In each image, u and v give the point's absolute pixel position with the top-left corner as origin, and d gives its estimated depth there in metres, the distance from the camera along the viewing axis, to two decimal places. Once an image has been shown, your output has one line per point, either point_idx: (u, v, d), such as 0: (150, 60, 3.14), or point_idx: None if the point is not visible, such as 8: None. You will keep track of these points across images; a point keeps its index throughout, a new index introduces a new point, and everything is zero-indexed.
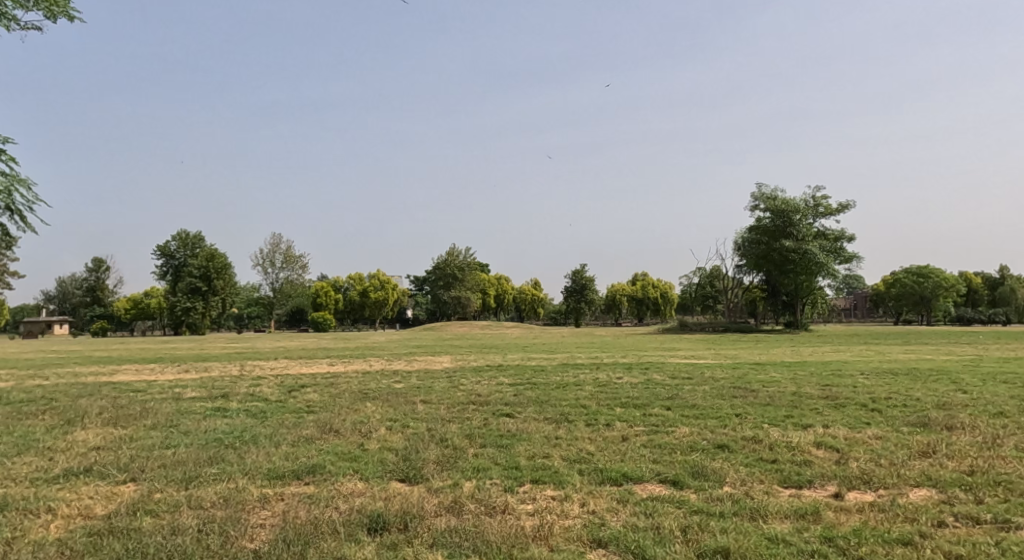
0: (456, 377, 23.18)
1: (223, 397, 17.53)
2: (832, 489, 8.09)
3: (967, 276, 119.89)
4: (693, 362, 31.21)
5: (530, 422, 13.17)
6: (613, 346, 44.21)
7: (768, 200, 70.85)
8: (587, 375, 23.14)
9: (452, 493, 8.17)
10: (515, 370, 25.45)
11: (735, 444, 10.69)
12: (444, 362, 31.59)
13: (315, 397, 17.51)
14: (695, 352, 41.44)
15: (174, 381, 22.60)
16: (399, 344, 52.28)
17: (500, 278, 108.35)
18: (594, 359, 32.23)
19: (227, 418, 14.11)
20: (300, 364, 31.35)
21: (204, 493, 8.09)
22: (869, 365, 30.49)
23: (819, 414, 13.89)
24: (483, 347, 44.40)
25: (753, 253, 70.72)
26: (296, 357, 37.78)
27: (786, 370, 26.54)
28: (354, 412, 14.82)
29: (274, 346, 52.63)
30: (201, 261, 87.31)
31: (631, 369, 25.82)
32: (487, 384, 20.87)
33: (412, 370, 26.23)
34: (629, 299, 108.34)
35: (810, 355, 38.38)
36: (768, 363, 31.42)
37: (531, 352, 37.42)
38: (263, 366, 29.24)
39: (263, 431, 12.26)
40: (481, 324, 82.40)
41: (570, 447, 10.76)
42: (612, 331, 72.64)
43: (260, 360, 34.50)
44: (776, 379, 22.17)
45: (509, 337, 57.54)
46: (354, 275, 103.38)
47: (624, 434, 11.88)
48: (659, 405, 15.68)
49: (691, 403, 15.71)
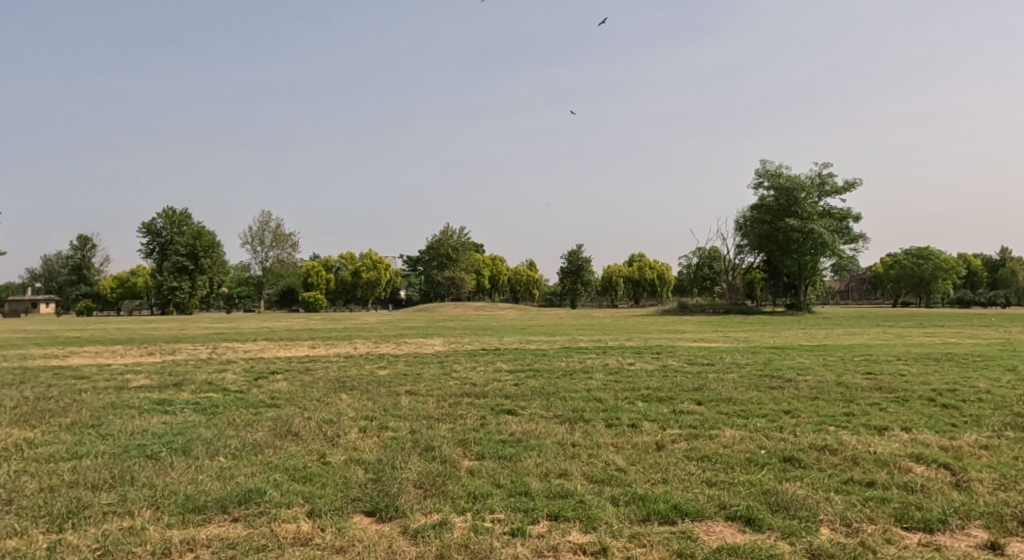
0: (449, 363, 20.68)
1: (175, 387, 14.98)
2: (980, 540, 5.73)
3: (967, 258, 117.79)
4: (705, 347, 28.76)
5: (538, 422, 10.78)
6: (615, 327, 41.91)
7: (773, 177, 68.18)
8: (596, 361, 20.64)
9: (442, 542, 5.74)
10: (514, 355, 22.95)
11: (807, 457, 8.26)
12: (436, 345, 29.08)
13: (282, 387, 14.95)
14: (704, 334, 38.94)
15: (131, 366, 19.99)
16: (390, 326, 49.61)
17: (495, 258, 105.77)
18: (599, 342, 29.71)
19: (167, 414, 11.55)
20: (279, 346, 28.72)
21: (78, 546, 5.58)
22: (897, 349, 28.16)
23: (887, 412, 11.53)
24: (478, 328, 42.04)
25: (755, 232, 68.40)
26: (279, 338, 35.13)
27: (813, 355, 24.08)
28: (327, 406, 12.38)
29: (260, 327, 50.06)
30: (188, 239, 84.54)
31: (642, 354, 23.31)
32: (484, 371, 18.39)
33: (401, 354, 23.68)
34: (626, 281, 106.64)
35: (824, 338, 36.03)
36: (787, 347, 28.95)
37: (530, 334, 34.95)
38: (239, 349, 26.71)
39: (203, 434, 9.70)
40: (475, 305, 80.03)
41: (593, 459, 8.32)
42: (611, 312, 70.22)
43: (238, 342, 31.90)
44: (808, 366, 19.77)
45: (505, 318, 55.04)
46: (345, 255, 100.55)
47: (658, 439, 9.44)
48: (689, 399, 13.31)
49: (727, 397, 13.32)
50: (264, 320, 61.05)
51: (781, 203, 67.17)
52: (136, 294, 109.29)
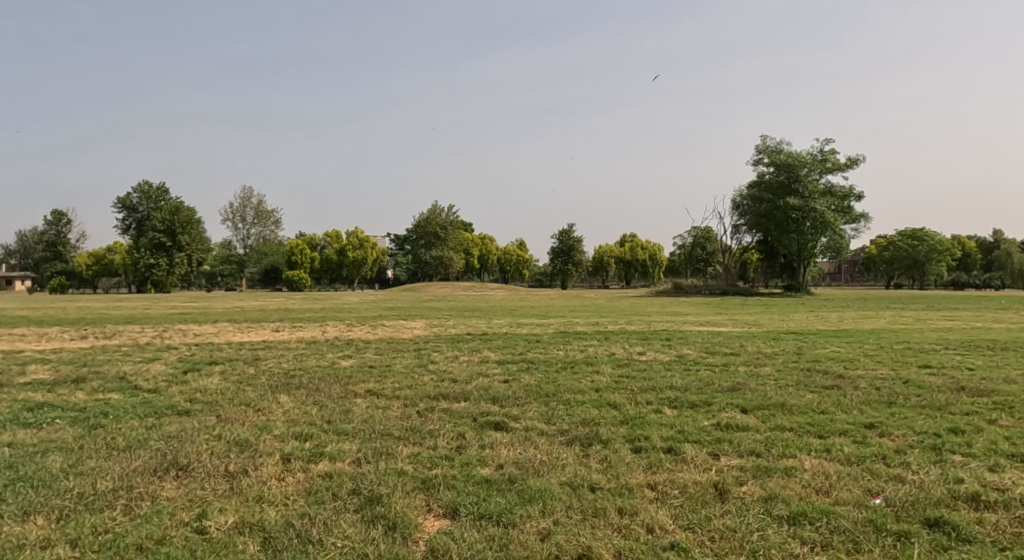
0: (427, 351, 17.59)
1: (77, 382, 11.89)
2: None
3: (962, 240, 115.12)
4: (716, 332, 25.83)
5: (538, 448, 7.74)
6: (611, 310, 38.74)
7: (773, 153, 65.03)
8: (598, 349, 17.57)
9: None
10: (504, 341, 19.87)
11: (960, 518, 5.35)
12: (415, 328, 25.94)
13: (211, 384, 11.81)
14: (708, 318, 36.04)
15: (50, 352, 16.77)
16: (371, 306, 46.41)
17: (484, 237, 102.29)
18: (598, 325, 26.65)
19: (26, 428, 8.38)
20: (239, 329, 25.42)
21: None
22: (931, 336, 25.22)
23: (1002, 428, 8.64)
24: (466, 310, 38.67)
25: (754, 211, 65.29)
26: (245, 319, 31.92)
27: (843, 344, 21.09)
28: (257, 416, 9.26)
29: (234, 306, 46.82)
30: (165, 214, 80.57)
31: (650, 341, 20.31)
32: (468, 363, 15.34)
33: (374, 340, 20.51)
34: (617, 261, 103.09)
35: (839, 323, 33.00)
36: (807, 332, 25.99)
37: (520, 316, 31.86)
38: (191, 331, 23.49)
39: (44, 467, 6.58)
40: (464, 285, 76.73)
41: (632, 526, 5.38)
42: (605, 293, 67.42)
43: (196, 323, 28.67)
44: (847, 357, 16.85)
45: (493, 299, 51.90)
46: (330, 233, 96.87)
47: (717, 479, 6.45)
48: (728, 403, 10.44)
49: (777, 402, 10.41)
50: (241, 299, 57.76)
51: (781, 180, 63.93)
52: (113, 272, 105.34)
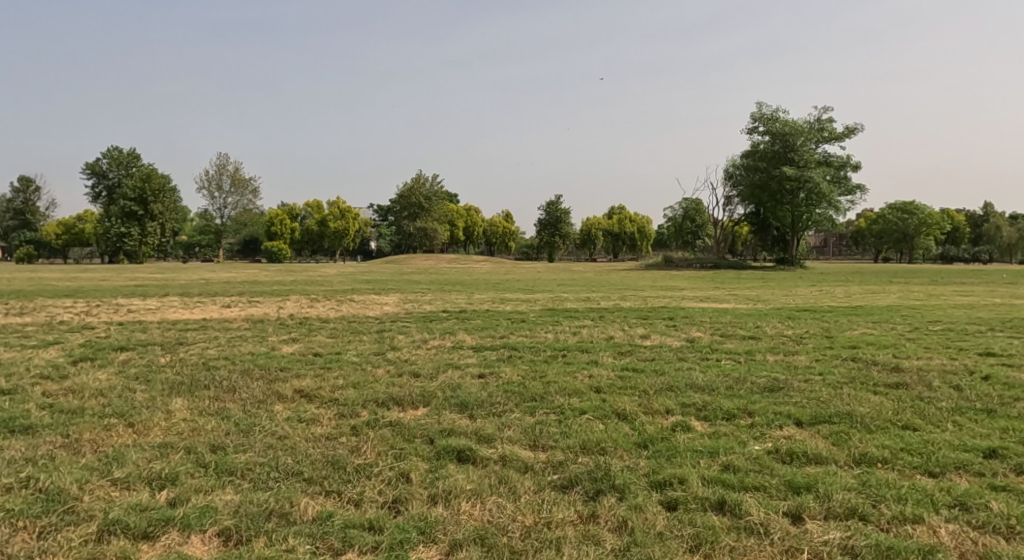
0: (390, 334, 14.76)
1: None
2: None
3: (951, 213, 112.97)
4: (719, 309, 23.15)
5: (520, 501, 5.04)
6: (602, 284, 36.05)
7: (768, 121, 62.07)
8: (595, 332, 14.88)
9: None
10: (483, 321, 17.10)
11: None
12: (387, 304, 23.12)
13: (96, 384, 8.95)
14: (706, 292, 33.39)
15: None
16: (346, 278, 43.55)
17: (470, 208, 98.98)
18: (589, 301, 23.91)
19: None
20: (186, 304, 22.40)
21: None
22: (956, 314, 22.66)
23: None
24: (447, 284, 35.86)
25: (748, 182, 62.39)
26: (201, 292, 29.04)
27: (868, 324, 18.50)
28: (113, 441, 6.35)
29: (200, 278, 43.80)
30: (136, 181, 76.55)
31: (651, 320, 17.62)
32: (437, 351, 12.56)
33: (334, 319, 17.62)
34: (605, 234, 100.42)
35: (847, 298, 30.56)
36: (819, 310, 23.46)
37: (505, 291, 29.14)
38: (128, 307, 20.58)
39: None
40: (448, 257, 73.75)
41: None
42: (593, 266, 64.85)
43: (145, 296, 25.78)
44: (887, 342, 14.20)
45: (478, 272, 49.08)
46: (311, 203, 93.41)
47: None
48: (778, 415, 7.75)
49: (843, 412, 7.75)
50: (213, 269, 54.71)
51: (776, 149, 61.03)
52: (85, 241, 101.63)
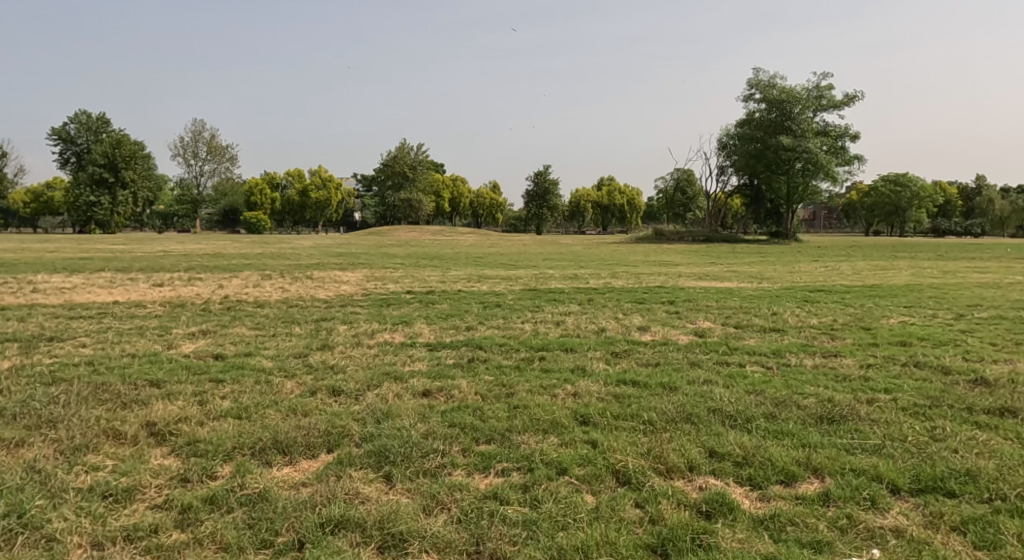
0: (331, 325, 11.86)
1: None
2: None
3: (943, 185, 110.23)
4: (724, 289, 20.40)
5: None
6: (591, 258, 33.18)
7: (765, 88, 58.80)
8: (584, 322, 12.06)
9: None
10: (451, 306, 14.24)
11: None
12: (346, 283, 20.21)
13: None
14: (704, 269, 30.45)
15: None
16: (317, 252, 40.40)
17: (455, 178, 95.53)
18: (577, 280, 21.06)
19: None
20: (114, 282, 19.36)
21: None
22: (990, 295, 19.97)
23: None
24: (422, 258, 32.85)
25: (743, 152, 59.33)
26: (145, 268, 25.93)
27: (900, 310, 15.76)
28: None
29: (159, 250, 40.53)
30: (105, 147, 72.58)
31: (650, 306, 14.82)
32: (379, 350, 9.74)
33: (273, 304, 14.66)
34: (594, 206, 97.32)
35: (858, 276, 27.81)
36: (836, 291, 20.70)
37: (484, 267, 26.18)
38: (39, 285, 17.51)
39: None
40: (432, 229, 70.63)
41: None
42: (582, 238, 62.20)
43: (76, 272, 22.66)
44: (940, 337, 11.49)
45: (461, 245, 46.10)
46: (292, 172, 89.69)
47: None
48: (862, 477, 5.04)
49: (959, 470, 5.07)
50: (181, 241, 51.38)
51: (773, 118, 57.84)
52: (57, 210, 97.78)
